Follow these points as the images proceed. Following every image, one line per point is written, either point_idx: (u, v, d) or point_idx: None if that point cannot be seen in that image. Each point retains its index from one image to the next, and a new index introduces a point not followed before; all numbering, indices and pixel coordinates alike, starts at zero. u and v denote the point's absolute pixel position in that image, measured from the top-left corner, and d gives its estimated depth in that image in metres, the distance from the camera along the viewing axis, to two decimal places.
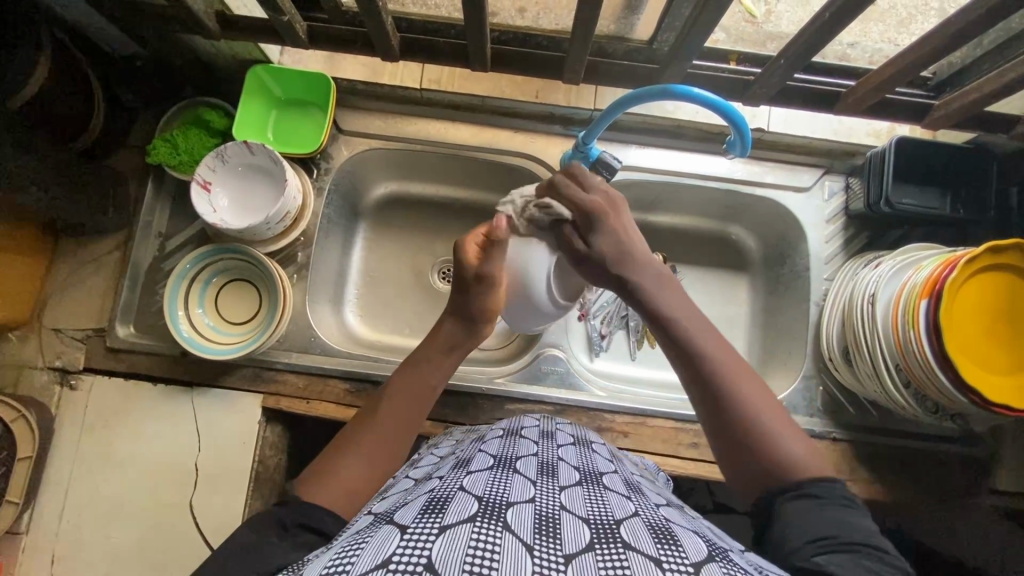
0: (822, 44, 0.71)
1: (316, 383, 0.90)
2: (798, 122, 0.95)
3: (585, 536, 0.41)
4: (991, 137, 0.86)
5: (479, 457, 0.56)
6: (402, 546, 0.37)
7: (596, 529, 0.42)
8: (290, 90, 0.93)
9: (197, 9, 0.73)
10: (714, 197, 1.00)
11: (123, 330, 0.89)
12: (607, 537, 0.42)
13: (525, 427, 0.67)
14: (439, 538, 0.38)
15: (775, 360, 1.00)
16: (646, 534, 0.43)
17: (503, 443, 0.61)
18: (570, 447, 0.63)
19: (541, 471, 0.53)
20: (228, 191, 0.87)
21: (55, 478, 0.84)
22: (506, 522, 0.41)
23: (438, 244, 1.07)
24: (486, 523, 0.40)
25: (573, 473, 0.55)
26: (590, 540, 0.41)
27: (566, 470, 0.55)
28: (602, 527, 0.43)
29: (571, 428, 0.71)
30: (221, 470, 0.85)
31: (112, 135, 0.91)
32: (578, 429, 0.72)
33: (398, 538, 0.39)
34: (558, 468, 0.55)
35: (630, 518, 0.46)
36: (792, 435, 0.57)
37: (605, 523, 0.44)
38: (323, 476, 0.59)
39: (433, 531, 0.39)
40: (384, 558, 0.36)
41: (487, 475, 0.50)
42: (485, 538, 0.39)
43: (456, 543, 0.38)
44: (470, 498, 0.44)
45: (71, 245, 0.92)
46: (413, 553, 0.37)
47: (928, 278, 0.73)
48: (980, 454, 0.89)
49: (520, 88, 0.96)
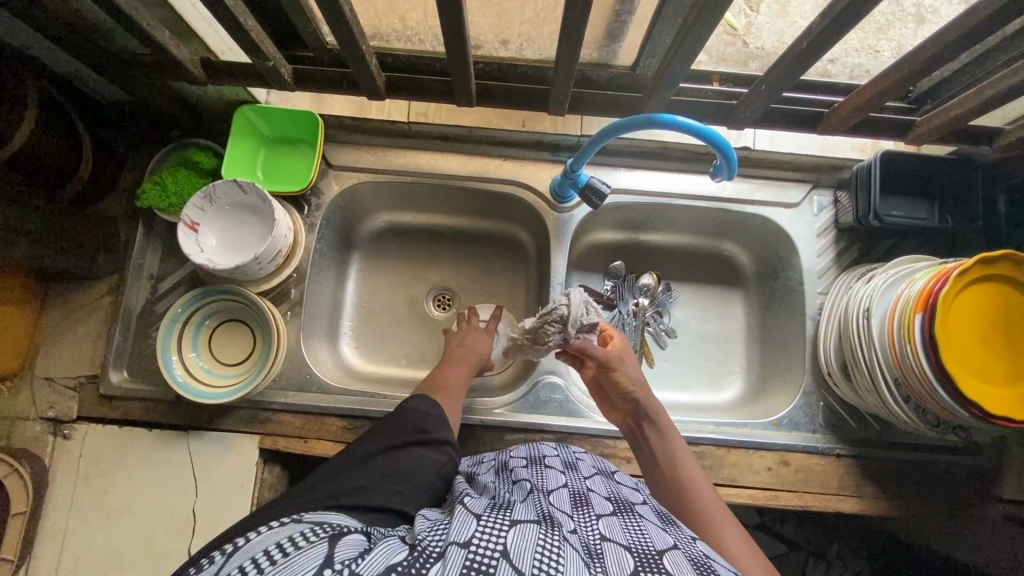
0: (803, 68, 0.71)
1: (312, 422, 0.88)
2: (783, 140, 0.98)
3: (630, 562, 0.44)
4: (975, 148, 0.87)
5: (517, 488, 0.59)
6: (480, 531, 0.43)
7: (639, 558, 0.45)
8: (278, 128, 0.94)
9: (181, 57, 0.73)
10: (706, 216, 1.00)
11: (117, 376, 0.89)
12: (650, 565, 0.44)
13: (549, 457, 0.68)
14: (512, 531, 0.43)
15: (775, 376, 0.99)
16: (689, 566, 0.45)
17: (532, 473, 0.63)
18: (597, 479, 0.65)
19: (575, 503, 0.56)
20: (216, 231, 0.86)
21: (50, 532, 0.83)
22: (564, 536, 0.45)
23: (432, 272, 1.07)
24: (549, 532, 0.44)
25: (606, 503, 0.57)
26: (636, 567, 0.43)
27: (599, 501, 0.57)
28: (645, 555, 0.45)
29: (592, 459, 0.72)
30: (221, 515, 0.84)
31: (101, 182, 0.91)
32: (600, 461, 0.72)
33: (475, 525, 0.44)
34: (590, 500, 0.57)
35: (672, 549, 0.47)
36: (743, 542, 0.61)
37: (647, 552, 0.46)
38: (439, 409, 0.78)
39: (506, 524, 0.44)
40: (466, 539, 0.42)
41: (534, 500, 0.54)
42: (550, 541, 0.43)
43: (527, 539, 0.42)
44: (530, 511, 0.49)
45: (62, 291, 0.91)
46: (492, 539, 0.42)
47: (921, 292, 0.73)
48: (986, 465, 0.89)
49: (506, 119, 0.99)
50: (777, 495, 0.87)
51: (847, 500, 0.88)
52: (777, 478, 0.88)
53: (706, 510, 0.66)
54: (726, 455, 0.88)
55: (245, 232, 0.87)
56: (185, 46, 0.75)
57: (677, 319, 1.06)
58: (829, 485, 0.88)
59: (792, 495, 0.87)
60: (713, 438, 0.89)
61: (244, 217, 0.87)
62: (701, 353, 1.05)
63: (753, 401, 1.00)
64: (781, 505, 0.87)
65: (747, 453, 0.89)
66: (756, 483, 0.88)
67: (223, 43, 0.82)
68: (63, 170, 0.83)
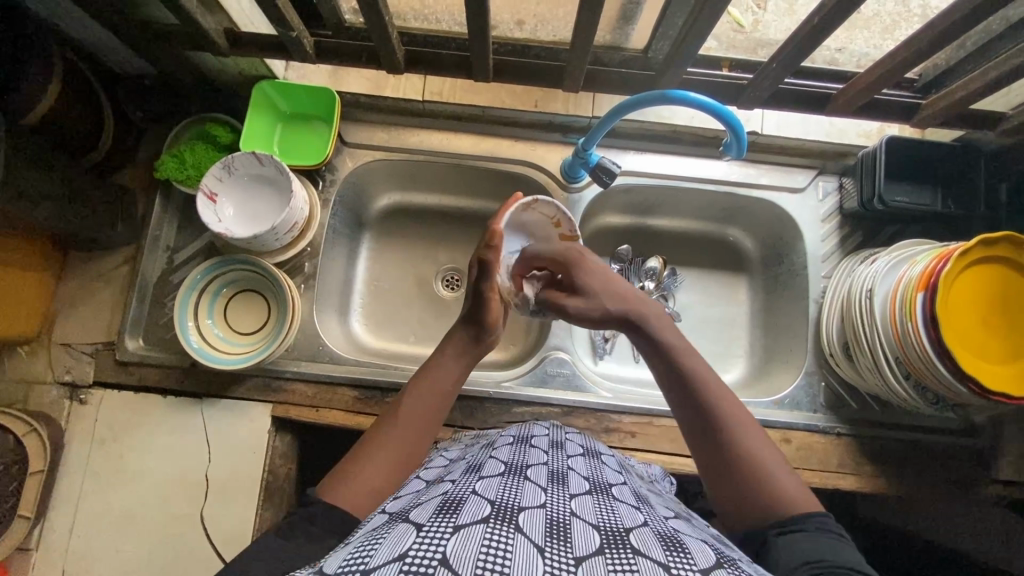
0: (812, 48, 0.73)
1: (324, 391, 0.90)
2: (789, 126, 1.00)
3: (595, 541, 0.45)
4: (979, 134, 0.88)
5: (491, 464, 0.59)
6: (417, 542, 0.41)
7: (606, 537, 0.46)
8: (295, 104, 0.96)
9: (207, 26, 0.75)
10: (712, 199, 1.02)
11: (132, 343, 0.90)
12: (616, 544, 0.45)
13: (535, 436, 0.70)
14: (454, 536, 0.41)
15: (777, 358, 1.01)
16: (655, 543, 0.46)
17: (513, 451, 0.63)
18: (579, 458, 0.65)
19: (551, 479, 0.56)
20: (233, 200, 0.88)
21: (66, 493, 0.85)
22: (518, 525, 0.44)
23: (442, 252, 1.08)
24: (498, 525, 0.43)
25: (583, 482, 0.58)
26: (601, 545, 0.44)
27: (576, 480, 0.58)
28: (612, 534, 0.46)
29: (580, 440, 0.73)
30: (232, 481, 0.86)
31: (120, 153, 0.93)
32: (588, 441, 0.74)
33: (413, 535, 0.42)
34: (568, 478, 0.58)
35: (640, 528, 0.49)
36: (784, 472, 0.57)
37: (615, 531, 0.47)
38: (346, 484, 0.61)
39: (447, 530, 0.42)
40: (401, 552, 0.39)
41: (498, 480, 0.53)
42: (497, 538, 0.42)
43: (470, 541, 0.41)
44: (483, 501, 0.48)
45: (81, 260, 0.93)
46: (429, 548, 0.40)
47: (923, 272, 0.75)
48: (982, 445, 0.91)
49: (520, 100, 1.01)
50: None
51: (845, 478, 0.89)
52: None
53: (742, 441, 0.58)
54: None
55: (261, 204, 0.89)
56: (211, 16, 0.76)
57: (682, 303, 1.08)
58: (829, 462, 0.90)
59: (792, 472, 0.89)
60: None
61: (261, 187, 0.89)
62: (705, 336, 1.06)
63: (755, 383, 1.02)
64: None
65: None
66: None
67: (245, 15, 0.83)
68: (82, 139, 0.85)
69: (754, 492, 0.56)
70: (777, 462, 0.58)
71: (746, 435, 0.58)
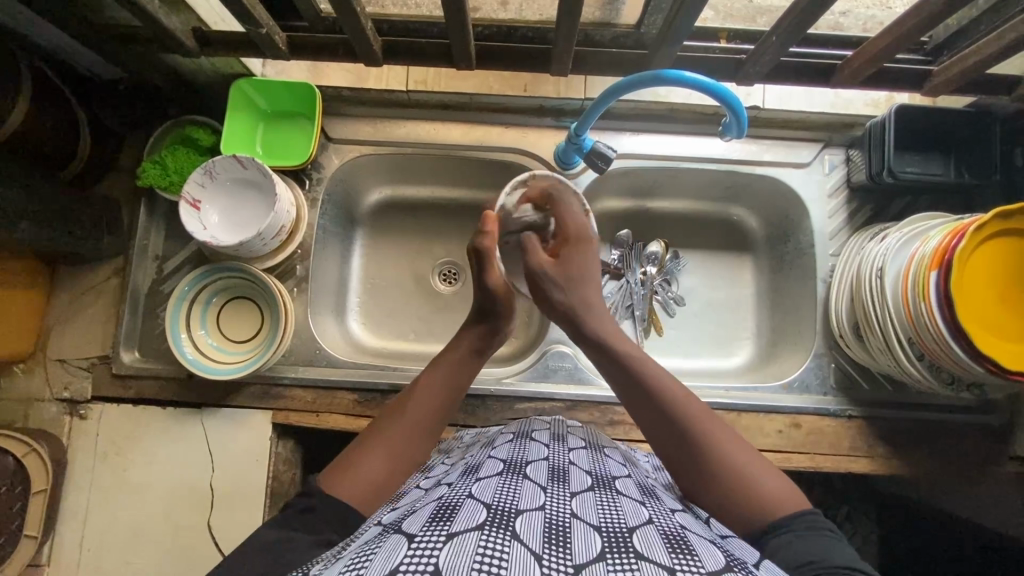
0: (815, 15, 0.68)
1: (324, 396, 0.89)
2: (791, 98, 0.93)
3: (596, 544, 0.43)
4: (993, 99, 0.84)
5: (489, 464, 0.57)
6: (409, 555, 0.39)
7: (608, 537, 0.44)
8: (275, 101, 0.92)
9: (172, 27, 0.71)
10: (714, 179, 0.98)
11: (128, 356, 0.89)
12: (618, 545, 0.43)
13: (535, 430, 0.68)
14: (447, 546, 0.40)
15: (785, 340, 0.99)
16: (659, 543, 0.44)
17: (512, 448, 0.62)
18: (582, 450, 0.64)
19: (552, 476, 0.54)
20: (217, 207, 0.86)
21: (73, 508, 0.85)
22: (515, 531, 0.43)
23: (437, 245, 1.05)
24: (494, 532, 0.42)
25: (585, 478, 0.56)
26: (602, 548, 0.43)
27: (578, 475, 0.56)
28: (614, 534, 0.45)
29: (583, 433, 0.71)
30: (237, 489, 0.85)
31: (100, 162, 0.90)
32: (591, 434, 0.72)
33: (405, 547, 0.40)
34: (569, 473, 0.56)
35: (644, 526, 0.47)
36: (759, 466, 0.59)
37: (617, 531, 0.45)
38: (346, 482, 0.59)
39: (440, 540, 0.40)
40: (393, 567, 0.38)
41: (496, 481, 0.51)
42: (493, 547, 0.40)
43: (464, 552, 0.39)
44: (479, 506, 0.46)
45: (69, 274, 0.92)
46: (421, 561, 0.38)
47: (937, 249, 0.72)
48: (998, 422, 0.88)
49: (508, 83, 0.95)
50: (789, 457, 0.87)
51: (858, 461, 0.87)
52: (789, 441, 0.88)
53: (719, 449, 0.60)
54: (736, 418, 0.89)
55: (242, 210, 0.87)
56: (177, 17, 0.73)
57: (684, 287, 1.04)
58: (840, 446, 0.88)
59: (804, 457, 0.87)
60: (723, 402, 0.89)
61: (243, 192, 0.87)
62: (710, 320, 1.03)
63: (762, 366, 1.00)
64: (793, 467, 0.87)
65: (758, 416, 0.89)
66: (766, 446, 0.88)
67: (213, 13, 0.80)
68: (60, 150, 0.82)
69: (731, 491, 0.58)
70: (754, 462, 0.60)
71: (711, 439, 0.61)
